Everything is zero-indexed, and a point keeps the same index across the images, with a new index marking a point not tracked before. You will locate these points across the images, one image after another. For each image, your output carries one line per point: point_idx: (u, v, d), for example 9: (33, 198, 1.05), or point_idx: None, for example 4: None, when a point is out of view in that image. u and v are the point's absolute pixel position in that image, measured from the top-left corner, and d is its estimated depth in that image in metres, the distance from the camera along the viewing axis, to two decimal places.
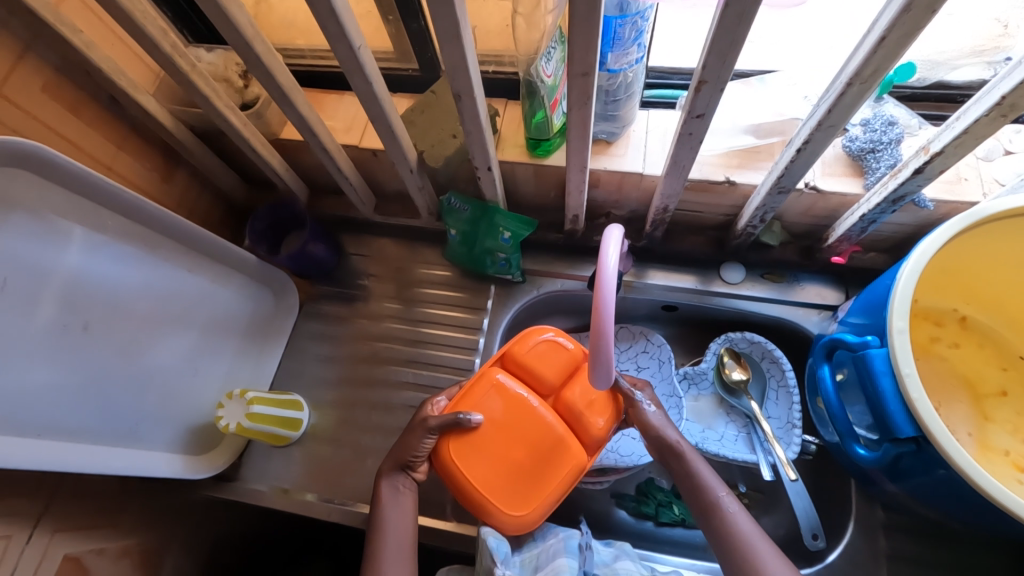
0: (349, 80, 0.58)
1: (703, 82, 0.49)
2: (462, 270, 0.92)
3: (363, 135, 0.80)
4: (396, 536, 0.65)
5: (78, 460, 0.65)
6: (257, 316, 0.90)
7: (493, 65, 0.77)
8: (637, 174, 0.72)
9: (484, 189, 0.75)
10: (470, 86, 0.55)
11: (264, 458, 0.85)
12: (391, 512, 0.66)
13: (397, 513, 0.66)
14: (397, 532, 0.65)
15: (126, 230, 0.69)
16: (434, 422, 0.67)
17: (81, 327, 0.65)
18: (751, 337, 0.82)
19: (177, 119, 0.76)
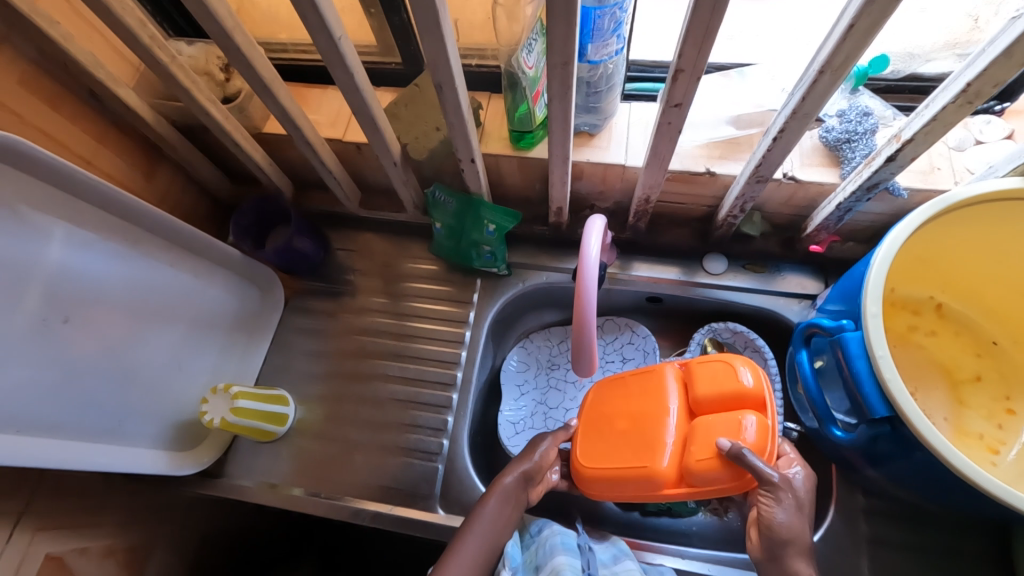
0: (331, 72, 0.58)
1: (681, 71, 0.50)
2: (448, 265, 0.93)
3: (347, 129, 0.80)
4: (476, 546, 0.64)
5: (58, 456, 0.64)
6: (241, 312, 0.89)
7: (475, 58, 0.77)
8: (620, 166, 0.73)
9: (469, 182, 0.75)
10: (451, 77, 0.55)
11: (251, 455, 0.84)
12: (486, 513, 0.66)
13: (490, 517, 0.66)
14: (477, 544, 0.64)
15: (106, 223, 0.68)
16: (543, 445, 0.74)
17: (61, 322, 0.64)
18: (733, 327, 0.85)
19: (158, 113, 0.76)
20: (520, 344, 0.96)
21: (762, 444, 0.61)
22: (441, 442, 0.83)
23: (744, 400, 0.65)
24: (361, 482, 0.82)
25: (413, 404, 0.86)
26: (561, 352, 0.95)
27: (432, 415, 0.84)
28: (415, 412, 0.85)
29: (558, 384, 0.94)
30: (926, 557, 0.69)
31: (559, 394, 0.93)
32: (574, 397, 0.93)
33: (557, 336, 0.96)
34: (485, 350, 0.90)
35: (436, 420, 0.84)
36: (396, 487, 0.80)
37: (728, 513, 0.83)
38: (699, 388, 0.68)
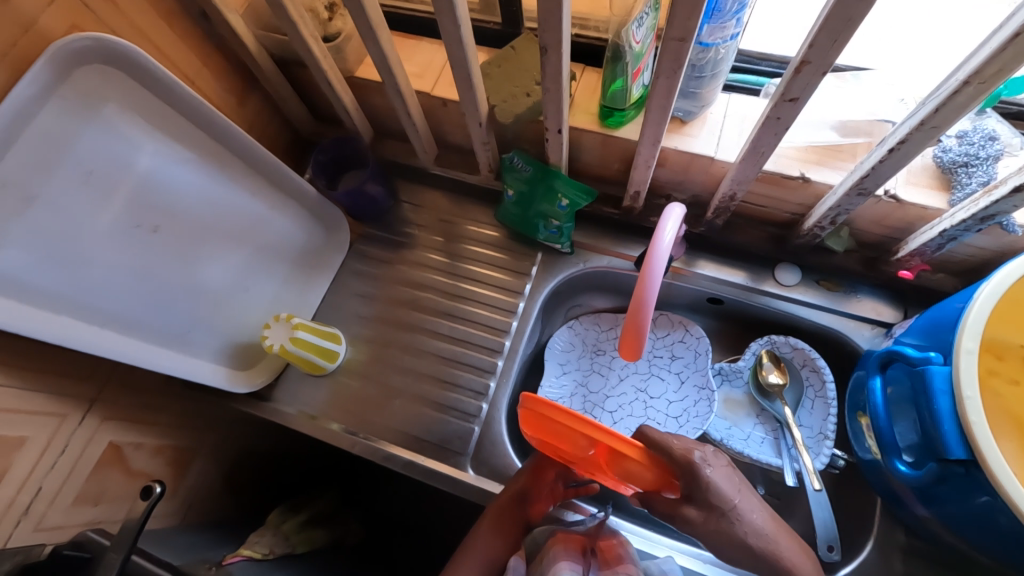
0: (438, 21, 0.57)
1: (806, 62, 0.46)
2: (510, 234, 0.92)
3: (435, 83, 0.79)
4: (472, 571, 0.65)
5: (130, 352, 0.68)
6: (308, 248, 0.90)
7: (576, 28, 0.77)
8: (708, 157, 0.70)
9: (551, 152, 0.74)
10: (559, 40, 0.54)
11: (298, 385, 0.88)
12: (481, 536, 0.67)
13: (483, 542, 0.67)
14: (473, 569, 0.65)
15: (200, 142, 0.71)
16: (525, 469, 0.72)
17: (150, 231, 0.68)
18: (795, 342, 0.82)
19: (259, 43, 0.78)
20: (567, 323, 0.95)
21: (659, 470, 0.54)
22: (480, 405, 0.84)
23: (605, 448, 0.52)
24: (397, 428, 0.84)
25: (456, 363, 0.87)
26: (607, 338, 0.94)
27: (474, 377, 0.86)
28: (458, 371, 0.87)
29: (600, 368, 0.92)
30: None
31: (600, 379, 0.91)
32: (613, 384, 0.90)
33: (606, 322, 0.95)
34: (536, 324, 0.90)
35: (479, 383, 0.85)
36: (429, 439, 0.83)
37: None
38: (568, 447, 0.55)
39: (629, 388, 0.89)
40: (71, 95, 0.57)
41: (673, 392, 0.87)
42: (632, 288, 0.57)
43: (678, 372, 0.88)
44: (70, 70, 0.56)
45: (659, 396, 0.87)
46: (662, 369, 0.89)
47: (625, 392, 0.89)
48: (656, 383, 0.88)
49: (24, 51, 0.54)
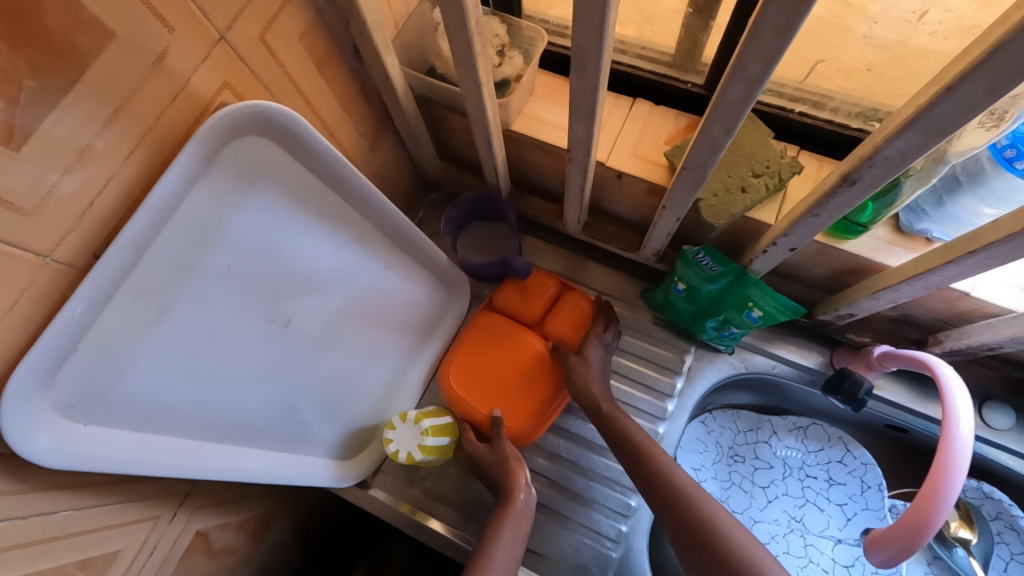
0: (704, 120, 0.43)
1: None
2: (656, 318, 0.79)
3: (613, 151, 0.65)
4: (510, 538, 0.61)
5: (245, 465, 0.57)
6: (431, 316, 0.78)
7: (802, 107, 0.61)
8: (959, 294, 0.56)
9: (759, 260, 0.60)
10: (882, 178, 0.40)
11: (405, 475, 0.76)
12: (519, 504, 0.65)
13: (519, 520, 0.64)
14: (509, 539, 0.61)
15: (344, 216, 0.58)
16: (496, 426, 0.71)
17: (284, 325, 0.56)
18: (988, 489, 0.72)
19: (409, 84, 0.63)
20: (703, 419, 0.83)
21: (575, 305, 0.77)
22: (620, 527, 0.71)
23: (546, 288, 0.78)
24: None
25: (585, 471, 0.75)
26: (746, 442, 0.83)
27: (613, 493, 0.73)
28: (592, 483, 0.74)
29: (743, 484, 0.82)
30: None
31: (739, 498, 0.81)
32: (761, 508, 0.80)
33: (744, 422, 0.83)
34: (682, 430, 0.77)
35: (618, 501, 0.73)
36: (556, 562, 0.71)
37: None
38: (523, 300, 0.78)
39: (781, 513, 0.80)
40: (223, 178, 0.45)
41: (839, 529, 0.78)
42: (917, 506, 0.48)
43: (839, 503, 0.79)
44: (224, 147, 0.44)
45: (820, 531, 0.78)
46: (821, 497, 0.80)
47: (778, 520, 0.79)
48: (812, 512, 0.79)
49: (170, 125, 0.41)
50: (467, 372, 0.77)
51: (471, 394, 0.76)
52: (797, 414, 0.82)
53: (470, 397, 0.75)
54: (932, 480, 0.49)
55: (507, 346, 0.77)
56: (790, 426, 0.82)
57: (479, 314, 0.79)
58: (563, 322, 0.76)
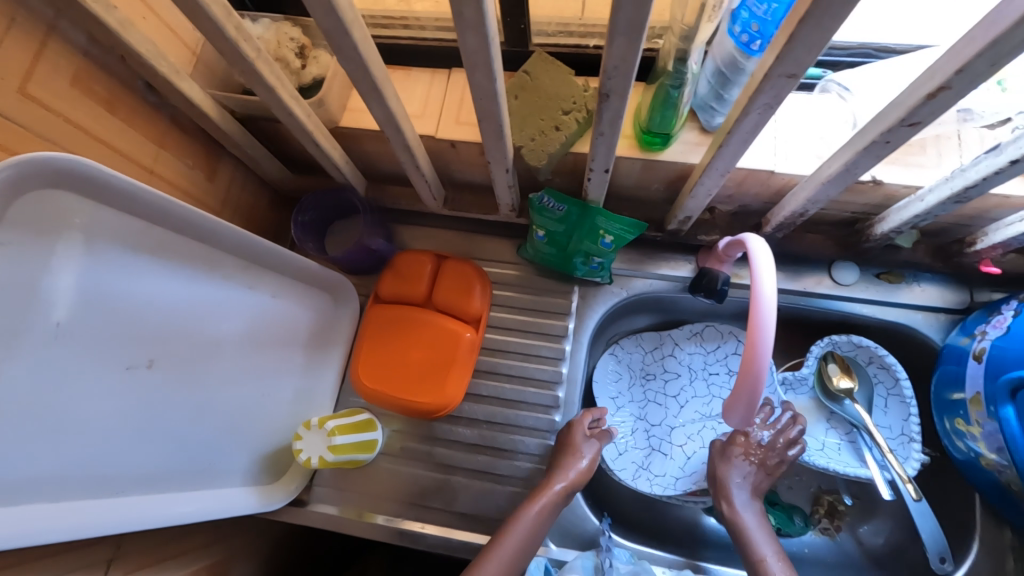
0: (466, 72, 0.46)
1: (944, 88, 0.38)
2: (539, 270, 0.83)
3: (439, 123, 0.68)
4: (514, 547, 0.64)
5: (147, 512, 0.57)
6: (320, 323, 0.79)
7: (594, 40, 0.66)
8: (767, 172, 0.63)
9: (589, 189, 0.64)
10: (626, 85, 0.44)
11: (340, 482, 0.78)
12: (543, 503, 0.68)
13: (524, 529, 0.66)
14: (515, 545, 0.64)
15: (181, 247, 0.58)
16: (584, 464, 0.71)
17: (146, 367, 0.56)
18: (858, 342, 0.77)
19: (221, 106, 0.64)
20: (611, 350, 0.87)
21: (456, 273, 0.80)
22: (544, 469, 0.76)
23: (422, 265, 0.80)
24: (458, 510, 0.76)
25: (506, 427, 0.79)
26: (654, 360, 0.88)
27: (534, 440, 0.78)
28: (512, 436, 0.78)
29: (657, 397, 0.87)
30: None
31: (655, 411, 0.86)
32: (676, 414, 0.85)
33: (648, 342, 0.88)
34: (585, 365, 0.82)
35: (539, 445, 0.77)
36: (499, 517, 0.75)
37: (839, 534, 0.80)
38: (403, 282, 0.80)
39: (693, 414, 0.85)
40: (20, 237, 0.44)
41: None
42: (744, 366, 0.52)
43: None
44: (10, 207, 0.43)
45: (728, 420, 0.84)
46: (725, 388, 0.85)
47: (692, 420, 0.85)
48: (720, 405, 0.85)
49: None
50: (372, 366, 0.78)
51: (379, 384, 0.77)
52: (693, 321, 0.88)
53: (378, 387, 0.77)
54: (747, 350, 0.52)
55: (402, 328, 0.79)
56: (688, 334, 0.87)
57: (369, 309, 0.82)
58: (450, 293, 0.80)
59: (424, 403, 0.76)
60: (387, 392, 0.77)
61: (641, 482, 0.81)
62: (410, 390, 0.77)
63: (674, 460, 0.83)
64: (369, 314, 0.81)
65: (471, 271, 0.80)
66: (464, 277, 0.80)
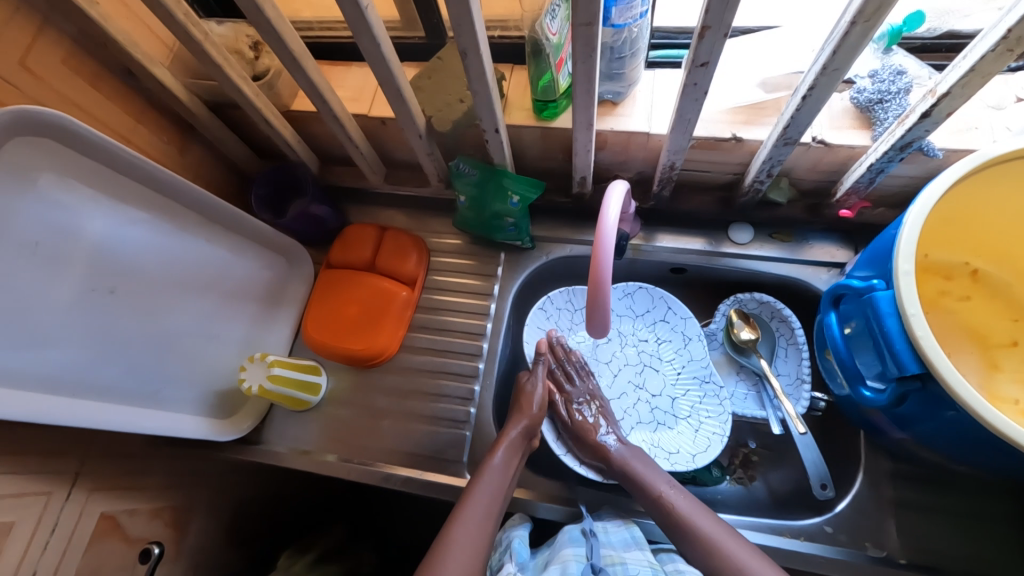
0: (358, 43, 0.58)
1: (707, 28, 0.48)
2: (472, 238, 0.93)
3: (371, 104, 0.81)
4: (488, 493, 0.69)
5: (110, 418, 0.67)
6: (273, 284, 0.91)
7: (498, 30, 0.77)
8: (643, 133, 0.73)
9: (492, 152, 0.76)
10: (475, 42, 0.55)
11: (288, 423, 0.87)
12: (494, 468, 0.71)
13: (499, 470, 0.71)
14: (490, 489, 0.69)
15: (146, 199, 0.70)
16: (534, 414, 0.77)
17: (108, 292, 0.67)
18: (760, 297, 0.84)
19: (191, 92, 0.78)
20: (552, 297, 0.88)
21: (397, 241, 0.91)
22: (467, 410, 0.84)
23: (368, 235, 0.92)
24: (391, 447, 0.83)
25: (440, 373, 0.87)
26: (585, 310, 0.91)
27: (458, 384, 0.86)
28: (440, 381, 0.86)
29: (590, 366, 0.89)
30: (961, 525, 0.68)
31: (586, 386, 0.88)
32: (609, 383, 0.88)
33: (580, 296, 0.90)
34: (510, 324, 0.91)
35: (463, 389, 0.85)
36: (425, 454, 0.82)
37: (753, 483, 0.82)
38: (349, 249, 0.92)
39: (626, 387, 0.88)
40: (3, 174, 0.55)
41: (672, 386, 0.86)
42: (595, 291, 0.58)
43: (672, 361, 0.87)
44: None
45: (659, 392, 0.86)
46: (654, 358, 0.88)
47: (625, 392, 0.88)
48: (650, 374, 0.88)
49: None
50: (317, 320, 0.89)
51: (324, 333, 0.88)
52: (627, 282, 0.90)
53: (321, 337, 0.87)
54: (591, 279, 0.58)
55: (346, 287, 0.90)
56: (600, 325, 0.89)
57: (321, 273, 0.93)
58: (391, 257, 0.90)
59: (361, 349, 0.86)
60: (329, 340, 0.87)
61: (585, 466, 0.80)
62: (349, 339, 0.87)
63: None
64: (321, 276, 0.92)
65: (410, 241, 0.91)
66: (405, 246, 0.91)
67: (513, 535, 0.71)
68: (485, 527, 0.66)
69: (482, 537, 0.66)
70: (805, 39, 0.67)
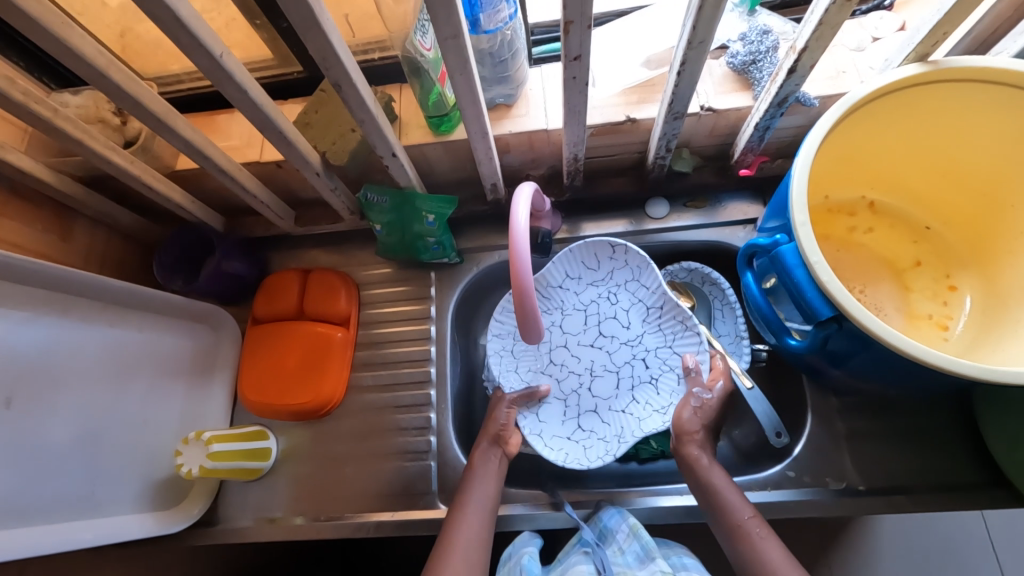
0: (223, 93, 0.55)
1: (571, 22, 0.49)
2: (400, 263, 0.91)
3: (262, 149, 0.77)
4: (479, 493, 0.69)
5: (30, 543, 0.62)
6: (199, 354, 0.85)
7: (376, 52, 0.75)
8: (543, 130, 0.73)
9: (397, 176, 0.74)
10: (347, 72, 0.53)
11: (244, 496, 0.82)
12: (479, 476, 0.71)
13: (486, 475, 0.71)
14: (480, 490, 0.69)
15: (29, 295, 0.63)
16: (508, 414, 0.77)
17: (3, 407, 0.60)
18: (688, 266, 0.86)
19: (59, 171, 0.72)
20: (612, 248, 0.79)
21: (321, 284, 0.88)
22: (428, 439, 0.82)
23: (289, 283, 0.88)
24: (359, 495, 0.80)
25: (395, 408, 0.84)
26: (648, 296, 0.81)
27: (414, 415, 0.83)
28: (396, 416, 0.84)
29: (593, 320, 0.84)
30: (907, 443, 0.72)
31: (572, 316, 0.84)
32: (589, 341, 0.84)
33: (651, 282, 0.80)
34: (455, 343, 0.89)
35: (420, 418, 0.83)
36: (394, 493, 0.80)
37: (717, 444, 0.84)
38: (271, 302, 0.87)
39: (588, 364, 0.83)
40: None
41: (608, 411, 0.81)
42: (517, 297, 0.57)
43: (627, 389, 0.81)
44: None
45: (603, 393, 0.82)
46: (631, 380, 0.82)
47: (585, 360, 0.83)
48: (612, 380, 0.82)
49: None
50: (253, 384, 0.84)
51: (262, 395, 0.83)
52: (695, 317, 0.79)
53: (261, 399, 0.83)
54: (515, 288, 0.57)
55: (277, 342, 0.85)
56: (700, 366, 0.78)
57: (248, 332, 0.88)
58: (318, 301, 0.87)
59: (304, 403, 0.82)
60: (269, 400, 0.83)
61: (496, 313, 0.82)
62: (290, 395, 0.83)
63: (538, 356, 0.84)
64: (248, 336, 0.87)
65: (333, 280, 0.88)
66: (331, 287, 0.87)
67: (523, 555, 0.68)
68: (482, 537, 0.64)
69: (482, 540, 0.64)
70: (674, 15, 0.70)
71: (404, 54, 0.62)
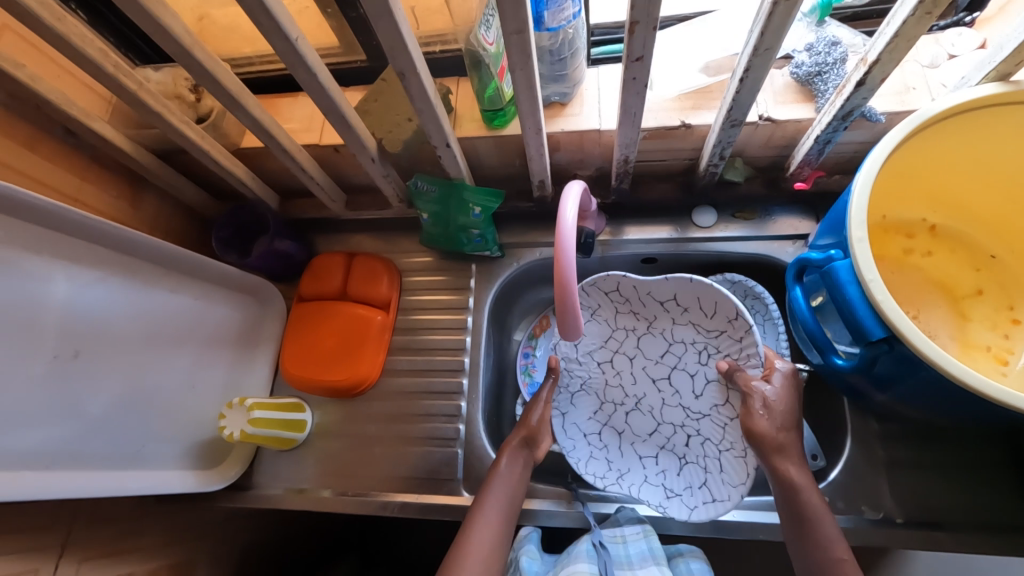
0: (294, 76, 0.57)
1: (636, 23, 0.49)
2: (442, 253, 0.93)
3: (322, 133, 0.80)
4: (502, 496, 0.68)
5: (86, 486, 0.66)
6: (246, 326, 0.89)
7: (438, 45, 0.77)
8: (595, 131, 0.73)
9: (448, 167, 0.75)
10: (412, 62, 0.55)
11: (277, 465, 0.85)
12: (503, 475, 0.70)
13: (508, 476, 0.70)
14: (503, 493, 0.69)
15: (101, 256, 0.68)
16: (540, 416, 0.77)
17: (71, 357, 0.64)
18: (731, 277, 0.84)
19: (135, 142, 0.76)
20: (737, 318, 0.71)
21: (366, 267, 0.90)
22: (456, 427, 0.83)
23: (336, 264, 0.91)
24: (385, 475, 0.82)
25: (426, 394, 0.86)
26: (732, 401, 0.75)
27: (444, 402, 0.85)
28: (427, 402, 0.85)
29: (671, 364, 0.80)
30: (953, 478, 0.69)
31: (655, 340, 0.81)
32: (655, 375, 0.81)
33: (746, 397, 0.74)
34: (489, 335, 0.90)
35: (450, 406, 0.84)
36: (419, 476, 0.81)
37: None
38: (317, 280, 0.90)
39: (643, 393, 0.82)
40: None
41: (633, 448, 0.80)
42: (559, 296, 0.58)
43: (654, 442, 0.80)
44: None
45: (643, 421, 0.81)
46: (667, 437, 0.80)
47: (643, 389, 0.82)
48: (653, 423, 0.81)
49: None
50: (295, 358, 0.87)
51: (302, 369, 0.86)
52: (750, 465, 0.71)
53: (300, 373, 0.86)
54: (557, 286, 0.57)
55: (320, 320, 0.88)
56: (723, 495, 0.71)
57: (293, 308, 0.92)
58: (362, 284, 0.89)
59: (341, 381, 0.85)
60: (308, 374, 0.86)
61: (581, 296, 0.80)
62: (328, 372, 0.86)
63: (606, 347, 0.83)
64: (293, 312, 0.91)
65: (378, 266, 0.90)
66: (375, 271, 0.90)
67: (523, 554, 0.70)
68: (501, 543, 0.64)
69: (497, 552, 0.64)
70: (739, 22, 0.69)
71: (467, 49, 0.63)
